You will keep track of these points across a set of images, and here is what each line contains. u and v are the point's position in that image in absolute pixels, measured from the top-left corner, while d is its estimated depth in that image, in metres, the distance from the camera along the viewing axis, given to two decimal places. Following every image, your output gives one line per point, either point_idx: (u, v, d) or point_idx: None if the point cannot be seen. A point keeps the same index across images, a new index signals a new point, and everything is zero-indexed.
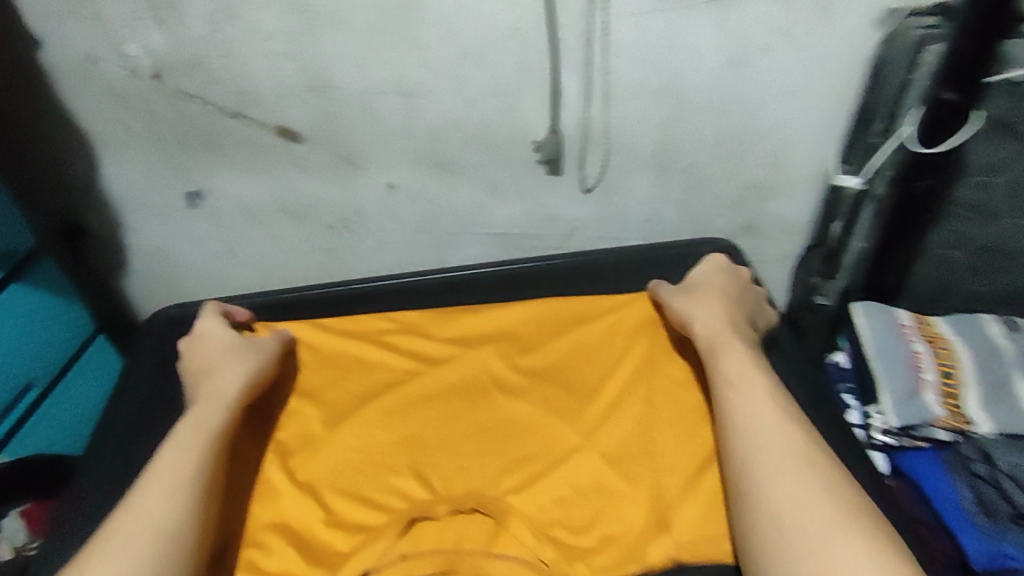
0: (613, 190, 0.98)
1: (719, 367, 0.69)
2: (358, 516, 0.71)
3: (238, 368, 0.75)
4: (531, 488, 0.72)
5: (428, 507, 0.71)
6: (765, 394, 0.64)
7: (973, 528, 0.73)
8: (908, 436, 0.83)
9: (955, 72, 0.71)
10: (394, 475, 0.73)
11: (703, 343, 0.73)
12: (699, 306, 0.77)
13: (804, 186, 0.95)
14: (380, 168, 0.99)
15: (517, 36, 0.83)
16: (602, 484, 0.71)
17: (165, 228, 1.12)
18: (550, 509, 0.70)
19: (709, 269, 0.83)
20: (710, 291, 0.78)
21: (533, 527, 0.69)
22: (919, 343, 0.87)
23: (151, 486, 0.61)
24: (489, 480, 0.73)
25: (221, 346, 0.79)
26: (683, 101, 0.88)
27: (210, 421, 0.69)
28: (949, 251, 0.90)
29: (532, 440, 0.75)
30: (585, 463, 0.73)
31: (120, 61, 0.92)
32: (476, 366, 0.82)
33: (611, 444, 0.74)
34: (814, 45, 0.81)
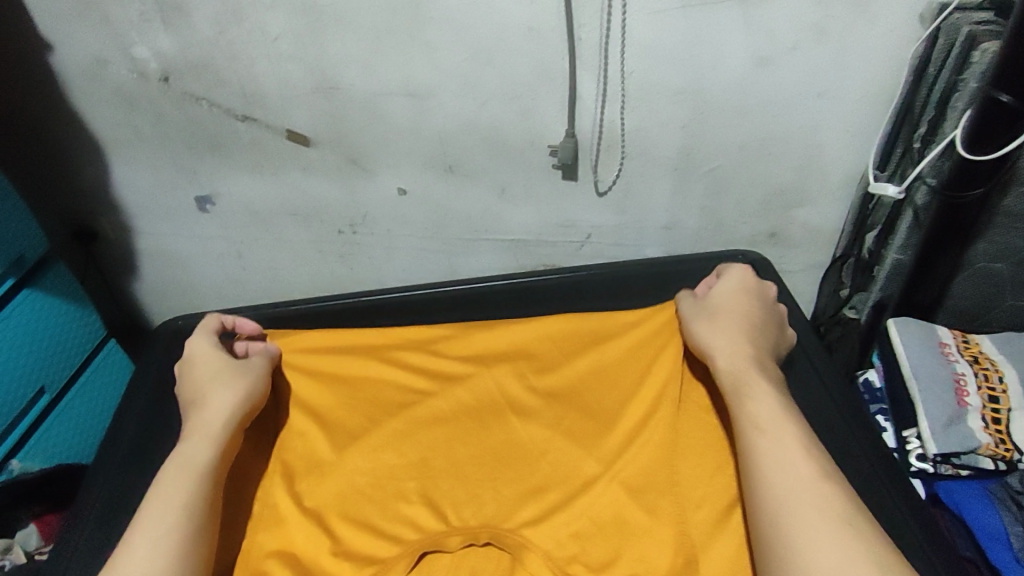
0: (631, 197, 0.94)
1: (742, 407, 0.63)
2: (368, 547, 0.68)
3: (227, 399, 0.69)
4: (547, 520, 0.69)
5: (442, 540, 0.69)
6: (794, 443, 0.58)
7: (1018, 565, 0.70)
8: (950, 463, 0.79)
9: (1012, 69, 0.65)
10: (404, 504, 0.71)
11: (723, 375, 0.67)
12: (715, 331, 0.71)
13: (836, 193, 0.90)
14: (389, 172, 0.96)
15: (533, 36, 0.80)
16: (622, 517, 0.68)
17: (173, 233, 1.09)
18: (568, 542, 0.68)
19: (732, 287, 0.76)
20: (733, 314, 0.72)
21: (551, 562, 0.67)
22: (960, 364, 0.83)
23: (138, 543, 0.56)
24: (505, 511, 0.71)
25: (206, 371, 0.72)
26: (705, 104, 0.83)
27: (199, 462, 0.63)
28: (991, 263, 0.85)
29: (547, 467, 0.73)
30: (604, 494, 0.69)
31: (128, 63, 0.89)
32: (490, 386, 0.79)
33: (631, 472, 0.70)
34: (847, 46, 0.77)
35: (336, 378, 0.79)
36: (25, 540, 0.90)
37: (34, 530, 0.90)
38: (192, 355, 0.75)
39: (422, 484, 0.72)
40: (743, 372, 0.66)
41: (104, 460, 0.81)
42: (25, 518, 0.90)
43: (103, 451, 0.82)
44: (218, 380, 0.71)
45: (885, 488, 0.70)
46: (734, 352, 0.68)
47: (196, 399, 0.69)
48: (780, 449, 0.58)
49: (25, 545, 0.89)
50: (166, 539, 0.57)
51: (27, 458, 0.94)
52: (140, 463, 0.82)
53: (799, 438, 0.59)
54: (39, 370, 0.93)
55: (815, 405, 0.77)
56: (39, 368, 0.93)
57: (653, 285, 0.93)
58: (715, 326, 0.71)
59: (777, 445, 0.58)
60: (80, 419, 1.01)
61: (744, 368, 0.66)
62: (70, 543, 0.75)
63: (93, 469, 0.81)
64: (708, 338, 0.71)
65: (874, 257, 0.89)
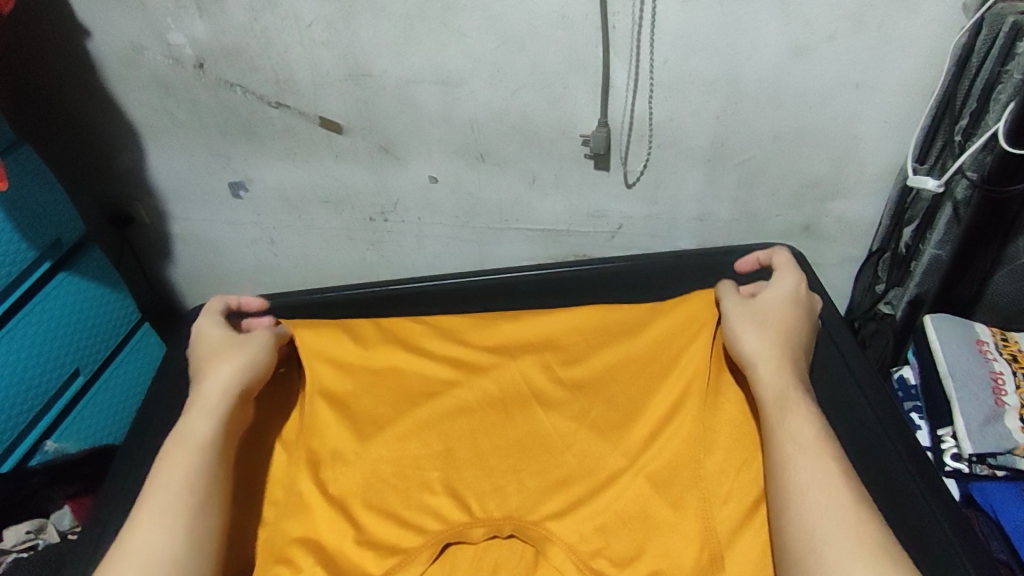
0: (663, 187, 0.93)
1: (783, 421, 0.62)
2: (393, 538, 0.70)
3: (227, 372, 0.69)
4: (573, 513, 0.70)
5: (465, 532, 0.71)
6: (835, 465, 0.57)
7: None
8: (985, 463, 0.77)
9: None
10: (430, 495, 0.72)
11: (758, 383, 0.65)
12: (762, 338, 0.68)
13: (874, 184, 0.88)
14: (420, 160, 0.96)
15: (565, 24, 0.79)
16: (646, 511, 0.68)
17: (206, 218, 1.10)
18: (592, 535, 0.69)
19: (783, 294, 0.72)
20: (779, 323, 0.69)
21: (573, 557, 0.68)
22: (999, 362, 0.81)
23: (144, 519, 0.58)
24: (531, 505, 0.72)
25: (210, 348, 0.72)
26: (739, 93, 0.82)
27: (201, 437, 0.64)
28: None
29: (573, 459, 0.74)
30: (629, 488, 0.70)
31: (165, 49, 0.90)
32: (515, 377, 0.79)
33: (658, 463, 0.70)
34: (890, 33, 0.75)
35: (358, 364, 0.79)
36: (59, 520, 0.89)
37: (67, 510, 0.90)
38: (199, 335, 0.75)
39: (446, 473, 0.74)
40: (784, 388, 0.64)
41: (138, 442, 0.83)
42: (58, 499, 0.90)
43: (137, 434, 0.84)
44: (219, 356, 0.71)
45: (920, 492, 0.68)
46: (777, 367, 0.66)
47: (197, 374, 0.70)
48: (822, 470, 0.57)
49: (59, 525, 0.89)
50: (172, 515, 0.58)
51: (62, 439, 0.97)
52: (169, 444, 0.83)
53: (837, 459, 0.58)
54: (75, 351, 0.95)
55: (849, 406, 0.76)
56: (75, 349, 0.95)
57: (685, 276, 0.92)
58: (761, 335, 0.68)
59: (816, 465, 0.57)
60: (113, 400, 1.04)
61: (778, 372, 0.65)
62: (104, 523, 0.77)
63: (127, 451, 0.83)
64: (752, 345, 0.68)
65: (912, 252, 0.87)
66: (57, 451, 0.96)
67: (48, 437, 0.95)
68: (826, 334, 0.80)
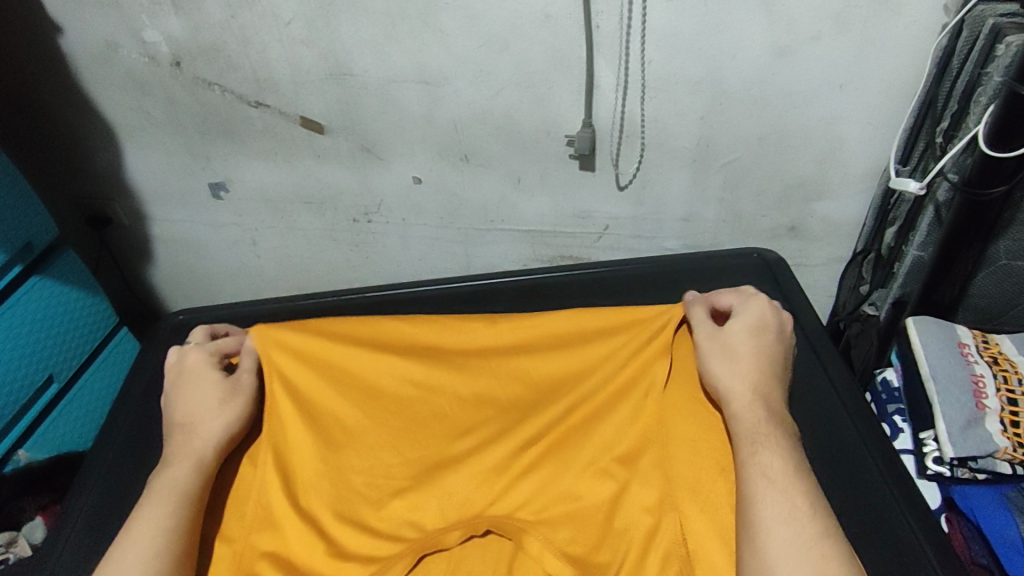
0: (649, 188, 0.92)
1: (754, 455, 0.61)
2: (366, 548, 0.69)
3: (218, 420, 0.69)
4: (540, 500, 0.72)
5: (441, 539, 0.70)
6: (801, 500, 0.57)
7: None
8: (967, 467, 0.77)
9: None
10: (399, 506, 0.72)
11: (734, 420, 0.64)
12: (736, 376, 0.66)
13: (858, 185, 0.88)
14: (403, 160, 0.95)
15: (548, 23, 0.78)
16: (606, 504, 0.69)
17: (186, 219, 1.09)
18: (562, 524, 0.70)
19: (747, 325, 0.70)
20: (747, 357, 0.67)
21: (550, 546, 0.69)
22: (980, 365, 0.80)
23: (121, 559, 0.58)
24: (498, 496, 0.72)
25: (195, 394, 0.70)
26: (722, 94, 0.82)
27: (182, 482, 0.64)
28: (1012, 261, 0.81)
29: (535, 450, 0.73)
30: (590, 483, 0.71)
31: (139, 47, 0.89)
32: (490, 382, 0.78)
33: (611, 455, 0.72)
34: (870, 34, 0.75)
35: (327, 364, 0.77)
36: (31, 534, 0.86)
37: (39, 521, 0.88)
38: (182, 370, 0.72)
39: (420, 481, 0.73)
40: (758, 422, 0.63)
41: (110, 451, 0.82)
42: (29, 510, 0.88)
43: (110, 442, 0.83)
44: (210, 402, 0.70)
45: (896, 502, 0.68)
46: (749, 396, 0.65)
47: (184, 423, 0.69)
48: (789, 505, 0.56)
49: (31, 539, 0.86)
50: (149, 555, 0.58)
51: (34, 447, 0.95)
52: (140, 453, 0.81)
53: (808, 495, 0.57)
54: (49, 357, 0.94)
55: (828, 414, 0.75)
56: (49, 355, 0.94)
57: (666, 284, 0.90)
58: (732, 367, 0.67)
59: (782, 500, 0.57)
60: (86, 405, 1.03)
61: (749, 407, 0.64)
62: (70, 535, 0.75)
63: (97, 460, 0.81)
64: (726, 383, 0.66)
65: (895, 253, 0.87)
66: (30, 459, 0.94)
67: (21, 443, 0.94)
68: (815, 360, 0.79)
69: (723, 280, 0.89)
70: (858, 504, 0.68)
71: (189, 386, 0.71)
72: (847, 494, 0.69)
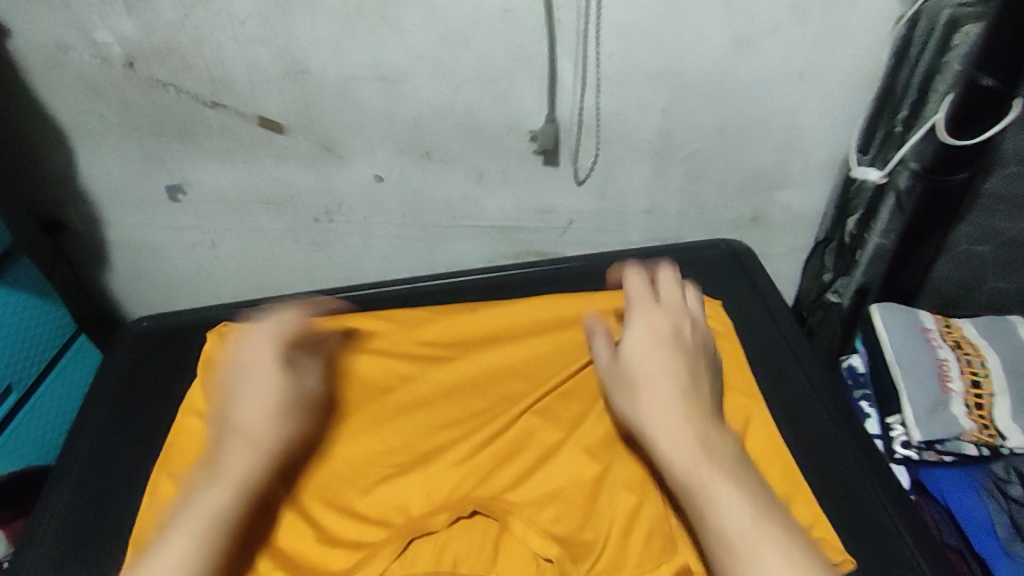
0: (612, 181, 0.92)
1: (704, 508, 0.52)
2: (354, 533, 0.66)
3: (288, 430, 0.63)
4: (523, 482, 0.68)
5: (427, 522, 0.65)
6: (775, 541, 0.49)
7: (1007, 558, 0.67)
8: (933, 450, 0.76)
9: (986, 51, 0.64)
10: (385, 492, 0.68)
11: (670, 471, 0.55)
12: (650, 408, 0.57)
13: (818, 175, 0.89)
14: (363, 159, 0.93)
15: (508, 18, 0.77)
16: (586, 478, 0.68)
17: (143, 223, 1.05)
18: (545, 504, 0.66)
19: (640, 344, 0.62)
20: (661, 377, 0.58)
21: (536, 527, 0.65)
22: (944, 349, 0.80)
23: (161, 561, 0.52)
24: (480, 479, 0.68)
25: (269, 396, 0.63)
26: (683, 86, 0.82)
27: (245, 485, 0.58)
28: (972, 246, 0.83)
29: (516, 432, 0.71)
30: (568, 459, 0.68)
31: (91, 48, 0.85)
32: (473, 368, 0.77)
33: (593, 434, 0.70)
34: (832, 25, 0.75)
35: None
36: None
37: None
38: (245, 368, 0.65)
39: (409, 466, 0.70)
40: (693, 463, 0.54)
41: (71, 471, 0.78)
42: None
43: (72, 460, 0.79)
44: (282, 410, 0.63)
45: (870, 480, 0.69)
46: (679, 433, 0.55)
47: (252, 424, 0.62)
48: (766, 553, 0.49)
49: None
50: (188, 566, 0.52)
51: None
52: (108, 465, 0.79)
53: (779, 535, 0.50)
54: (5, 369, 0.90)
55: (801, 395, 0.76)
56: (5, 367, 0.90)
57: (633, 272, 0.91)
58: (645, 392, 0.58)
59: (757, 550, 0.49)
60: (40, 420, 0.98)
61: (681, 449, 0.54)
62: (38, 552, 0.72)
63: (58, 481, 0.78)
64: (646, 416, 0.57)
65: (856, 241, 0.86)
66: None
67: None
68: (785, 344, 0.80)
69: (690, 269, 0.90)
70: (837, 485, 0.69)
71: (254, 383, 0.64)
72: (834, 482, 0.69)
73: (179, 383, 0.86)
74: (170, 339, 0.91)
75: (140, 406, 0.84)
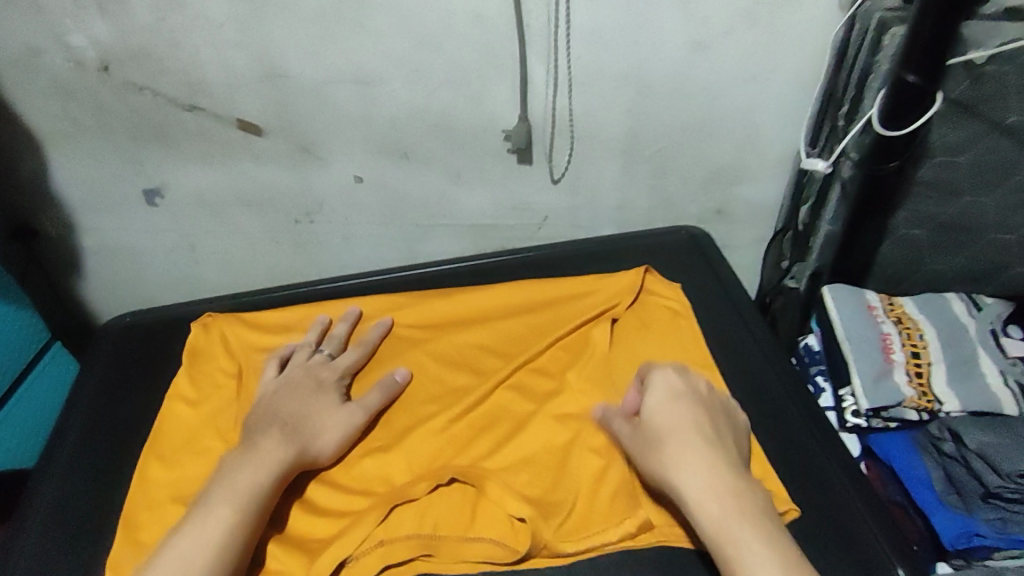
0: (583, 178, 0.97)
1: (739, 559, 0.56)
2: (339, 503, 0.69)
3: (339, 427, 0.71)
4: (501, 452, 0.72)
5: (408, 490, 0.68)
6: None
7: (943, 508, 0.73)
8: (879, 417, 0.82)
9: (912, 48, 0.68)
10: (369, 463, 0.71)
11: (704, 526, 0.59)
12: (683, 464, 0.61)
13: (775, 169, 0.95)
14: (342, 160, 0.97)
15: (479, 23, 0.82)
16: (558, 443, 0.72)
17: (120, 226, 1.07)
18: (519, 470, 0.70)
19: (660, 400, 0.67)
20: (686, 429, 0.64)
21: (511, 490, 0.68)
22: (887, 324, 0.86)
23: (214, 510, 0.60)
24: (458, 450, 0.72)
25: (324, 402, 0.72)
26: (645, 87, 0.87)
27: (280, 456, 0.65)
28: (910, 229, 0.87)
29: (492, 406, 0.76)
30: (540, 427, 0.73)
31: (65, 53, 0.88)
32: (450, 348, 0.82)
33: (565, 407, 0.74)
34: (777, 28, 0.81)
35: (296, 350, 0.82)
36: None
37: None
38: (293, 377, 0.75)
39: (389, 440, 0.74)
40: (726, 517, 0.58)
41: (58, 460, 0.78)
42: None
43: (60, 450, 0.79)
44: (333, 413, 0.72)
45: (818, 444, 0.74)
46: (713, 486, 0.60)
47: (304, 418, 0.70)
48: None
49: None
50: (232, 518, 0.60)
51: None
52: (98, 448, 0.79)
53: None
54: None
55: (754, 366, 0.81)
56: None
57: (598, 261, 0.95)
58: (673, 446, 0.62)
59: None
60: (29, 417, 0.99)
61: (717, 504, 0.59)
62: (25, 530, 0.72)
63: (45, 470, 0.77)
64: (679, 474, 0.61)
65: (808, 228, 0.92)
66: None
67: None
68: (741, 322, 0.86)
69: (650, 254, 0.95)
70: (787, 448, 0.74)
71: (312, 393, 0.73)
72: (783, 445, 0.74)
73: (168, 372, 0.86)
74: (155, 330, 0.91)
75: (126, 391, 0.85)
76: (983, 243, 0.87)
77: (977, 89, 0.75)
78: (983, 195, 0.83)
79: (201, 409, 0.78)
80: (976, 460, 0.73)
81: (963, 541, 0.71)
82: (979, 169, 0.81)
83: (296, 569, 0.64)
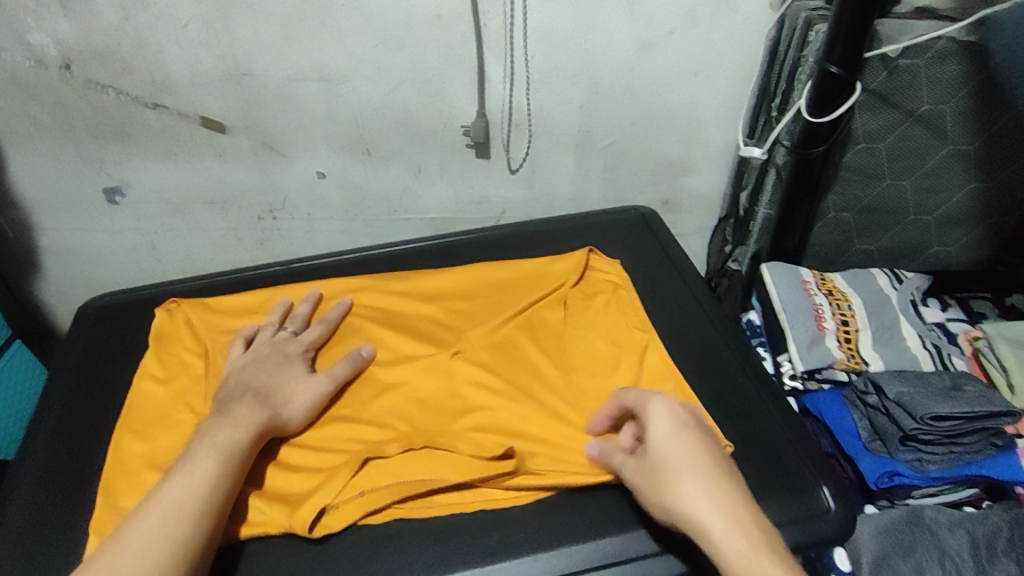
0: (539, 171, 1.03)
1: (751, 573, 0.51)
2: (314, 461, 0.72)
3: (308, 392, 0.75)
4: (466, 415, 0.76)
5: (380, 446, 0.71)
6: None
7: (868, 453, 0.80)
8: (814, 379, 0.89)
9: (833, 43, 0.76)
10: (342, 426, 0.75)
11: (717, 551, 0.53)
12: (696, 490, 0.55)
13: (717, 160, 1.02)
14: (306, 157, 1.01)
15: (438, 23, 0.87)
16: (519, 396, 0.77)
17: (80, 225, 1.08)
18: (479, 428, 0.74)
19: (665, 429, 0.60)
20: (693, 453, 0.58)
21: (474, 443, 0.72)
22: (819, 296, 0.93)
23: (196, 462, 0.63)
24: (424, 410, 0.76)
25: (292, 370, 0.76)
26: (596, 84, 0.93)
27: (256, 416, 0.69)
28: (839, 212, 0.95)
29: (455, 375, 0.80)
30: (501, 386, 0.78)
31: (26, 51, 0.89)
32: (417, 323, 0.87)
33: (524, 373, 0.79)
34: (714, 27, 0.88)
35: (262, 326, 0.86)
36: None
37: None
38: (259, 350, 0.78)
39: (360, 404, 0.77)
40: (746, 539, 0.52)
41: (29, 444, 0.79)
42: None
43: (34, 435, 0.80)
44: (300, 380, 0.75)
45: (755, 395, 0.80)
46: (725, 509, 0.54)
47: (276, 385, 0.74)
48: None
49: None
50: (214, 468, 0.63)
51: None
52: (68, 428, 0.80)
53: None
54: None
55: (694, 330, 0.88)
56: None
57: (550, 240, 1.00)
58: (683, 473, 0.57)
59: None
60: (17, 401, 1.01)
61: (732, 526, 0.53)
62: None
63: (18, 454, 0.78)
64: (691, 502, 0.55)
65: (748, 213, 1.00)
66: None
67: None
68: (684, 293, 0.92)
69: (602, 232, 1.01)
70: (728, 398, 0.80)
71: (281, 364, 0.76)
72: (723, 396, 0.80)
73: (134, 355, 0.88)
74: (122, 317, 0.93)
75: (95, 373, 0.86)
76: (903, 224, 0.96)
77: (892, 80, 0.83)
78: (902, 178, 0.91)
79: (171, 386, 0.80)
80: (894, 407, 0.80)
81: (886, 479, 0.78)
82: (899, 154, 0.89)
83: (279, 517, 0.68)
